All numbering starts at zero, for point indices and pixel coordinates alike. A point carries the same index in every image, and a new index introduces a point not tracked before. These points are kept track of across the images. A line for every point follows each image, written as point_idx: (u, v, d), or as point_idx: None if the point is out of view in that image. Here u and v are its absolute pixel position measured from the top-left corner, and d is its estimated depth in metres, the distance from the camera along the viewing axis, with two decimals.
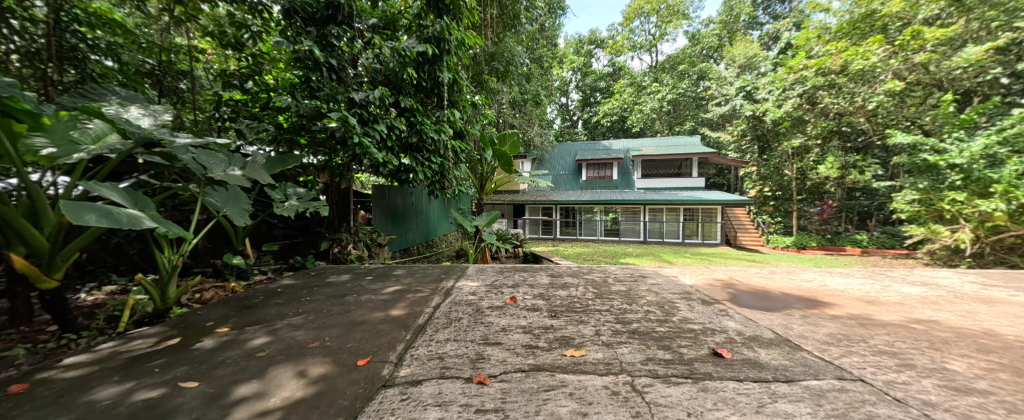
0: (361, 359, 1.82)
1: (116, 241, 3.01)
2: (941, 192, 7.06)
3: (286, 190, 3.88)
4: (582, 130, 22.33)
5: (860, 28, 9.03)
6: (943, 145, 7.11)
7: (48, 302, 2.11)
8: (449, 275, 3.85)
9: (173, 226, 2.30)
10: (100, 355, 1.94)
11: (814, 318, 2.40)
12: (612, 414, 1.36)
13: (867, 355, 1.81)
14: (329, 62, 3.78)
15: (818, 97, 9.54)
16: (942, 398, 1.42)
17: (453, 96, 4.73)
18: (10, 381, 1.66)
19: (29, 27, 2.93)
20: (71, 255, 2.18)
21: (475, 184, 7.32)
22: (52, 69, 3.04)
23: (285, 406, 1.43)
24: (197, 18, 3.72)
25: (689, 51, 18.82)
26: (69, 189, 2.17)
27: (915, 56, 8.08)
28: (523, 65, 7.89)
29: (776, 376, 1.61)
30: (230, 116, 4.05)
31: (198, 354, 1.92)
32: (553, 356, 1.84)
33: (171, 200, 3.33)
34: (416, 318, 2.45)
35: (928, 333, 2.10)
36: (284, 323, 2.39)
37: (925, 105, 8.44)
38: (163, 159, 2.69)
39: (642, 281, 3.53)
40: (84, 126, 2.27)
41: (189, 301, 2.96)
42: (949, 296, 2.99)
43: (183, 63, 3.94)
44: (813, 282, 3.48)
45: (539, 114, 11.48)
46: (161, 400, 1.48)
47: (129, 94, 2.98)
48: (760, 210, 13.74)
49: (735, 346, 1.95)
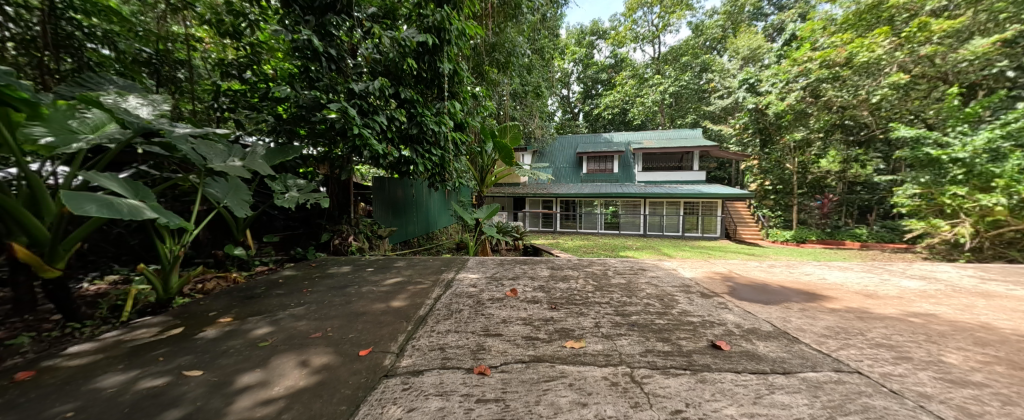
0: (362, 349, 1.84)
1: (117, 231, 3.03)
2: (943, 187, 7.00)
3: (286, 181, 3.86)
4: (583, 123, 22.27)
5: (866, 19, 8.94)
6: (946, 138, 7.07)
7: (51, 290, 2.12)
8: (449, 267, 3.87)
9: (174, 216, 2.29)
10: (104, 344, 1.96)
11: (812, 311, 2.42)
12: (611, 404, 1.38)
13: (865, 347, 1.83)
14: (328, 52, 3.75)
15: (821, 90, 9.49)
16: (939, 390, 1.44)
17: (453, 87, 4.65)
18: (16, 369, 1.68)
19: (24, 15, 2.91)
20: (73, 245, 2.18)
21: (475, 177, 7.28)
22: (48, 57, 3.01)
23: (289, 395, 1.45)
24: (194, 6, 3.59)
25: (692, 42, 18.62)
26: (68, 179, 2.14)
27: (921, 49, 8.00)
28: (525, 56, 7.80)
29: (773, 368, 1.62)
30: (229, 106, 4.04)
31: (201, 344, 1.94)
32: (553, 347, 1.85)
33: (171, 191, 3.34)
34: (417, 309, 2.47)
35: (925, 327, 2.11)
36: (286, 313, 2.41)
37: (929, 98, 8.31)
38: (163, 150, 2.70)
39: (642, 274, 3.56)
40: (82, 115, 2.26)
41: (192, 291, 2.98)
42: (947, 290, 3.00)
43: (180, 51, 3.88)
44: (812, 275, 3.50)
45: (540, 106, 11.34)
46: (166, 388, 1.50)
47: (127, 84, 2.95)
48: (760, 204, 13.73)
49: (733, 338, 1.97)
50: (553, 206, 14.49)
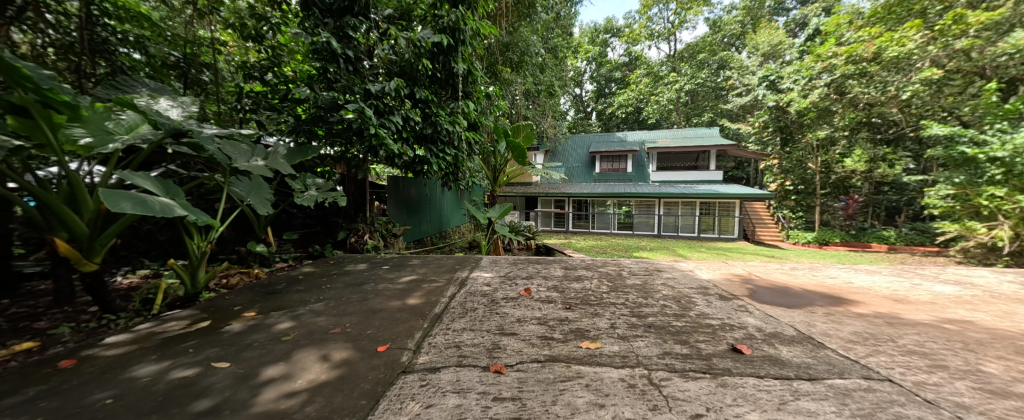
0: (380, 346, 1.87)
1: (146, 228, 3.15)
2: (980, 187, 6.64)
3: (305, 181, 3.96)
4: (596, 121, 22.07)
5: (896, 13, 8.60)
6: (983, 137, 6.70)
7: (88, 284, 2.23)
8: (463, 266, 3.89)
9: (201, 214, 2.38)
10: (137, 335, 2.05)
11: (838, 315, 2.34)
12: (629, 407, 1.36)
13: (896, 354, 1.75)
14: (345, 54, 3.80)
15: (846, 86, 9.17)
16: (977, 401, 1.37)
17: (467, 87, 4.68)
18: (58, 358, 1.77)
19: (63, 21, 3.06)
20: (109, 240, 2.28)
21: (488, 176, 7.30)
22: (85, 62, 3.17)
23: (311, 388, 1.49)
24: (219, 11, 3.79)
25: (709, 39, 18.24)
26: (105, 177, 2.24)
27: (956, 42, 7.61)
28: (539, 55, 7.77)
29: (799, 374, 1.57)
30: (251, 107, 4.15)
31: (228, 336, 2.01)
32: (568, 348, 1.85)
33: (198, 190, 3.47)
34: (433, 307, 2.50)
35: (961, 334, 2.01)
36: (306, 309, 2.47)
37: (964, 94, 7.91)
38: (191, 150, 2.80)
39: (657, 275, 3.50)
40: (117, 117, 2.35)
41: (217, 286, 3.08)
42: (984, 296, 2.86)
43: (206, 55, 4.03)
44: (837, 278, 3.38)
45: (553, 105, 11.27)
46: (196, 379, 1.56)
47: (158, 86, 3.09)
48: (780, 204, 13.31)
49: (755, 342, 1.92)
50: (565, 205, 14.40)
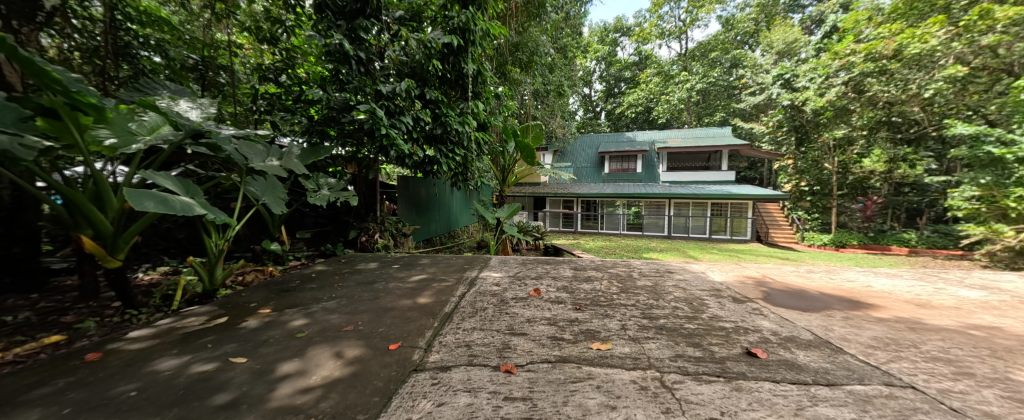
0: (392, 344, 1.89)
1: (166, 226, 3.24)
2: (1007, 188, 6.39)
3: (318, 180, 4.02)
4: (605, 121, 21.93)
5: (918, 8, 8.23)
6: (1011, 136, 6.45)
7: (113, 280, 2.30)
8: (472, 265, 3.90)
9: (219, 213, 2.43)
10: (159, 330, 2.11)
11: (857, 320, 2.28)
12: (641, 409, 1.35)
13: (919, 361, 1.70)
14: (357, 55, 3.86)
15: (864, 85, 8.98)
16: (1006, 410, 1.32)
17: (477, 87, 4.69)
18: (85, 351, 1.83)
19: (88, 26, 3.15)
20: (132, 238, 2.35)
21: (497, 176, 7.31)
22: (109, 65, 3.28)
23: (325, 384, 1.51)
24: (236, 14, 3.90)
25: (721, 37, 17.96)
26: (128, 177, 2.31)
27: (982, 38, 7.24)
28: (548, 55, 7.75)
29: (817, 379, 1.54)
30: (265, 108, 4.25)
31: (245, 332, 2.06)
32: (579, 349, 1.84)
33: (215, 189, 3.55)
34: (443, 306, 2.51)
35: (988, 341, 1.94)
36: (319, 307, 2.51)
37: (990, 92, 7.62)
38: (209, 150, 2.87)
39: (669, 276, 3.46)
40: (139, 118, 2.42)
41: (233, 283, 3.15)
42: (1013, 302, 2.75)
43: (222, 58, 4.14)
44: (855, 282, 3.29)
45: (562, 105, 11.24)
46: (214, 374, 1.60)
47: (178, 88, 3.17)
48: (795, 205, 13.02)
49: (771, 346, 1.88)
50: (574, 206, 14.33)
